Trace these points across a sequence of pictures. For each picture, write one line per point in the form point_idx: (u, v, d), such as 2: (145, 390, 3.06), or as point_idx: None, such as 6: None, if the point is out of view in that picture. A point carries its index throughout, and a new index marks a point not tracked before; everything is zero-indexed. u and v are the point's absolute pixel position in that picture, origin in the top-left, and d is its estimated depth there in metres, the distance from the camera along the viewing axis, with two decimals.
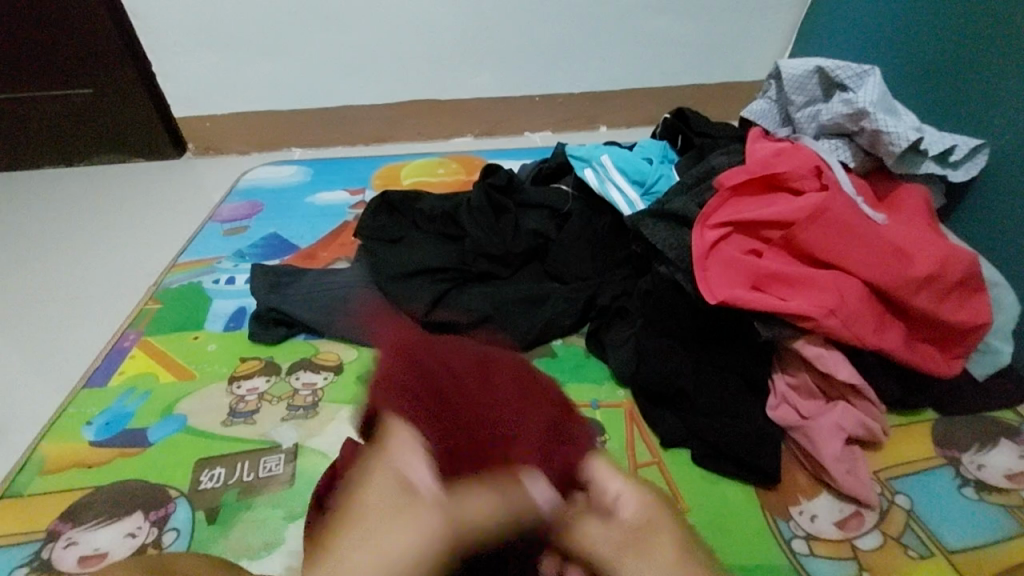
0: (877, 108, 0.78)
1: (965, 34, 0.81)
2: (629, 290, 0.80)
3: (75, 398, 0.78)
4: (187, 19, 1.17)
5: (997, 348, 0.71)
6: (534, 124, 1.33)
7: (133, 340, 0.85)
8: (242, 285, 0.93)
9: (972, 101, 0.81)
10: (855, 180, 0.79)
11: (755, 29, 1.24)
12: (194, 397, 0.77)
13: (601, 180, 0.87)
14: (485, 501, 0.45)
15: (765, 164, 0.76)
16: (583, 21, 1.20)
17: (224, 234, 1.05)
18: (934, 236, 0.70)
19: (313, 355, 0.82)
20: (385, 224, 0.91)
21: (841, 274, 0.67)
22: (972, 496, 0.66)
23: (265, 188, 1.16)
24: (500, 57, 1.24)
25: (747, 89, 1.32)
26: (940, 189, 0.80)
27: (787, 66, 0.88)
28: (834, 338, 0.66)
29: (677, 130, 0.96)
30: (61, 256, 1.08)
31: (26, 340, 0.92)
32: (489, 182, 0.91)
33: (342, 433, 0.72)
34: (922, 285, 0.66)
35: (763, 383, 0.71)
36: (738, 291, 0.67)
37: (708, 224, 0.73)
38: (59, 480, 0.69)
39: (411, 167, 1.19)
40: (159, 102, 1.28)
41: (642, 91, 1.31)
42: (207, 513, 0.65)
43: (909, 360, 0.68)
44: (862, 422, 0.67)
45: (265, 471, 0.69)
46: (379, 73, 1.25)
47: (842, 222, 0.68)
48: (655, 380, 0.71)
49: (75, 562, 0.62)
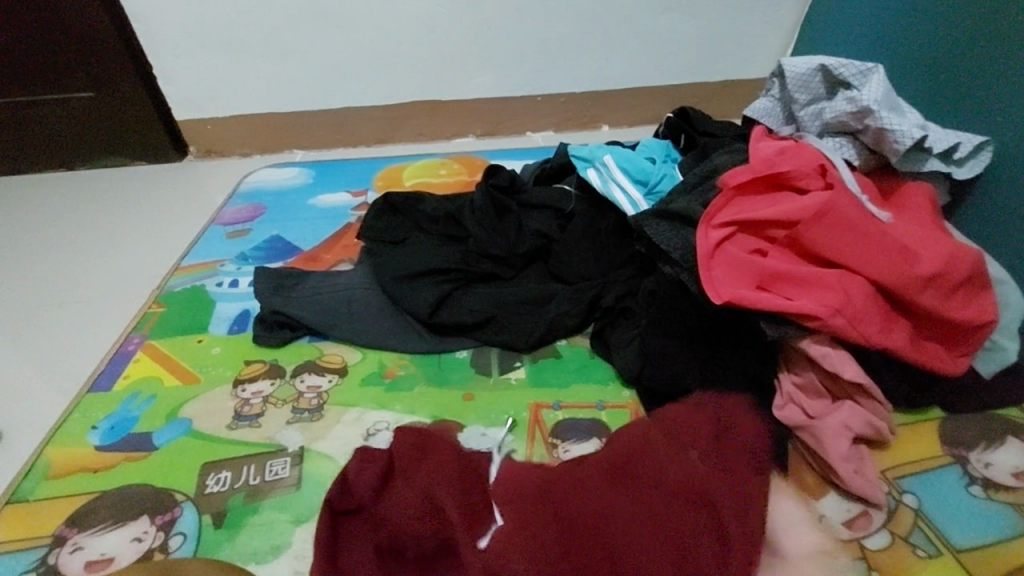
0: (881, 105, 0.77)
1: (969, 30, 0.81)
2: (633, 290, 0.80)
3: (79, 403, 0.78)
4: (187, 22, 1.17)
5: (1004, 346, 0.71)
6: (535, 124, 1.33)
7: (137, 344, 0.85)
8: (245, 288, 0.93)
9: (975, 97, 0.81)
10: (859, 178, 0.78)
11: (756, 28, 1.23)
12: (199, 400, 0.77)
13: (604, 180, 0.87)
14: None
15: (769, 163, 0.75)
16: (584, 20, 1.20)
17: (226, 237, 1.05)
18: (940, 234, 0.70)
19: (317, 357, 0.82)
20: (388, 225, 0.91)
21: (846, 273, 0.67)
22: (980, 494, 0.66)
23: (267, 190, 1.16)
24: (501, 57, 1.24)
25: (749, 87, 1.32)
26: (945, 186, 0.80)
27: (790, 65, 0.87)
28: (840, 337, 0.66)
29: (680, 129, 0.96)
30: (64, 260, 1.08)
31: (31, 345, 0.92)
32: (491, 183, 0.91)
33: (347, 436, 0.72)
34: (927, 284, 0.66)
35: (768, 382, 0.71)
36: (743, 290, 0.67)
37: (712, 224, 0.73)
38: (66, 485, 0.69)
39: (413, 168, 1.19)
40: (160, 105, 1.28)
41: (644, 90, 1.30)
42: (213, 517, 0.65)
43: (916, 359, 0.68)
44: (869, 421, 0.67)
45: (271, 474, 0.69)
46: (379, 74, 1.25)
47: (847, 221, 0.68)
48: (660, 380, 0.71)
49: (82, 567, 0.62)
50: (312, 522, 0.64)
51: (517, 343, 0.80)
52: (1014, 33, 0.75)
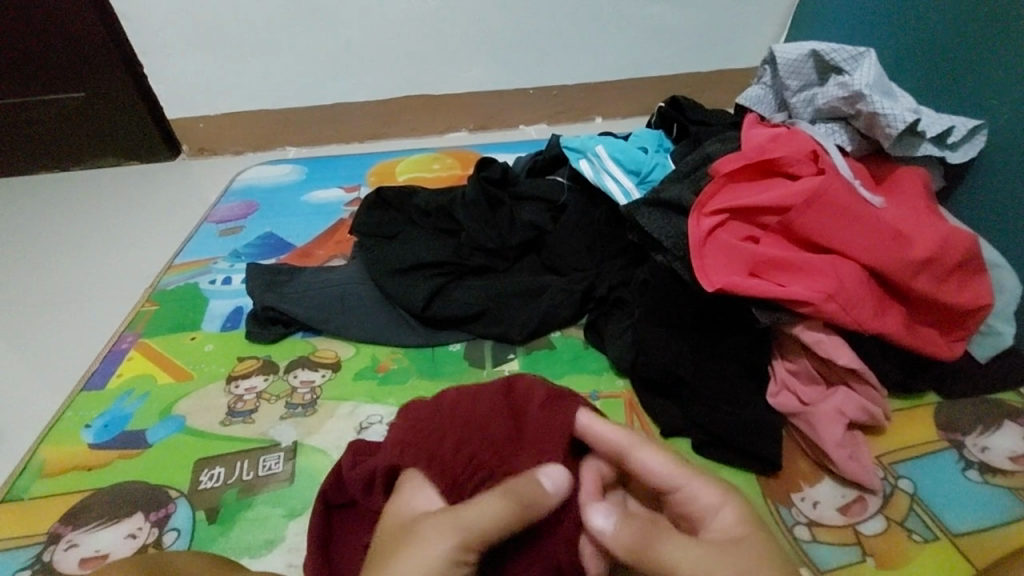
0: (873, 90, 0.77)
1: (963, 13, 0.80)
2: (627, 280, 0.80)
3: (73, 401, 0.78)
4: (177, 19, 1.16)
5: (999, 330, 0.71)
6: (528, 117, 1.33)
7: (131, 342, 0.85)
8: (239, 285, 0.93)
9: (969, 80, 0.80)
10: (852, 164, 0.78)
11: (748, 16, 1.23)
12: (193, 397, 0.77)
13: (596, 171, 0.87)
14: (487, 507, 0.46)
15: (761, 149, 0.75)
16: (575, 11, 1.19)
17: (219, 235, 1.04)
18: (932, 217, 0.69)
19: (311, 353, 0.81)
20: (380, 220, 0.90)
21: (840, 258, 0.67)
22: (977, 479, 0.65)
23: (260, 187, 1.16)
24: (493, 50, 1.23)
25: (742, 75, 1.31)
26: (939, 171, 0.79)
27: (782, 51, 0.87)
28: (834, 323, 0.66)
29: (672, 118, 0.95)
30: (57, 261, 1.08)
31: (24, 345, 0.92)
32: (483, 176, 0.90)
33: (341, 430, 0.72)
34: (921, 268, 0.65)
35: (762, 369, 0.70)
36: (736, 278, 0.67)
37: (704, 211, 0.72)
38: (60, 483, 0.69)
39: (406, 163, 1.19)
40: (152, 104, 1.28)
41: (637, 81, 1.30)
42: (207, 512, 0.65)
43: (910, 344, 0.67)
44: (863, 406, 0.67)
45: (264, 469, 0.68)
46: (371, 68, 1.24)
47: (839, 206, 0.67)
48: (654, 370, 0.71)
49: (76, 564, 0.62)
50: (306, 516, 0.64)
51: (510, 335, 0.80)
52: (1009, 13, 0.74)
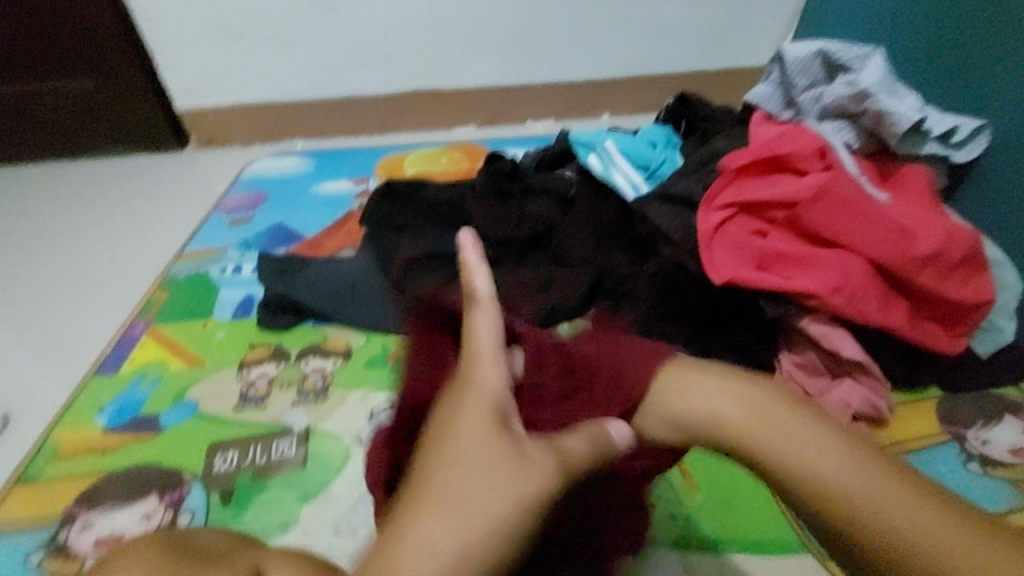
0: (879, 89, 0.79)
1: (969, 16, 0.81)
2: (635, 273, 0.80)
3: (86, 385, 0.79)
4: (188, 11, 1.17)
5: (1000, 326, 0.72)
6: (536, 113, 1.33)
7: (142, 328, 0.86)
8: (248, 274, 0.94)
9: (974, 81, 0.81)
10: (858, 161, 0.79)
11: (755, 15, 1.24)
12: (205, 383, 0.78)
13: (605, 165, 0.87)
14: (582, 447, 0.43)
15: (770, 144, 0.75)
16: (584, 8, 1.20)
17: (229, 225, 1.05)
18: (937, 214, 0.70)
19: (322, 341, 0.82)
20: (390, 212, 0.91)
21: (845, 253, 0.68)
22: (978, 471, 0.67)
23: (268, 178, 1.17)
24: (501, 46, 1.24)
25: (749, 74, 1.32)
26: (944, 170, 0.80)
27: (790, 49, 0.88)
28: (839, 315, 0.67)
29: (680, 115, 0.97)
30: (67, 249, 1.09)
31: (35, 331, 0.93)
32: (494, 169, 0.92)
33: (353, 416, 0.73)
34: (926, 264, 0.66)
35: (769, 362, 0.71)
36: (744, 271, 0.69)
37: (713, 206, 0.74)
38: (74, 465, 0.70)
39: (414, 157, 1.20)
40: (160, 94, 1.28)
41: (644, 79, 1.31)
42: (220, 495, 0.66)
43: (913, 338, 0.69)
44: (868, 398, 0.68)
45: (277, 454, 0.69)
46: (380, 62, 1.25)
47: (846, 201, 0.68)
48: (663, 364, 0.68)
49: (93, 543, 0.63)
50: (318, 501, 0.65)
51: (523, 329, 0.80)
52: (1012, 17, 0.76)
